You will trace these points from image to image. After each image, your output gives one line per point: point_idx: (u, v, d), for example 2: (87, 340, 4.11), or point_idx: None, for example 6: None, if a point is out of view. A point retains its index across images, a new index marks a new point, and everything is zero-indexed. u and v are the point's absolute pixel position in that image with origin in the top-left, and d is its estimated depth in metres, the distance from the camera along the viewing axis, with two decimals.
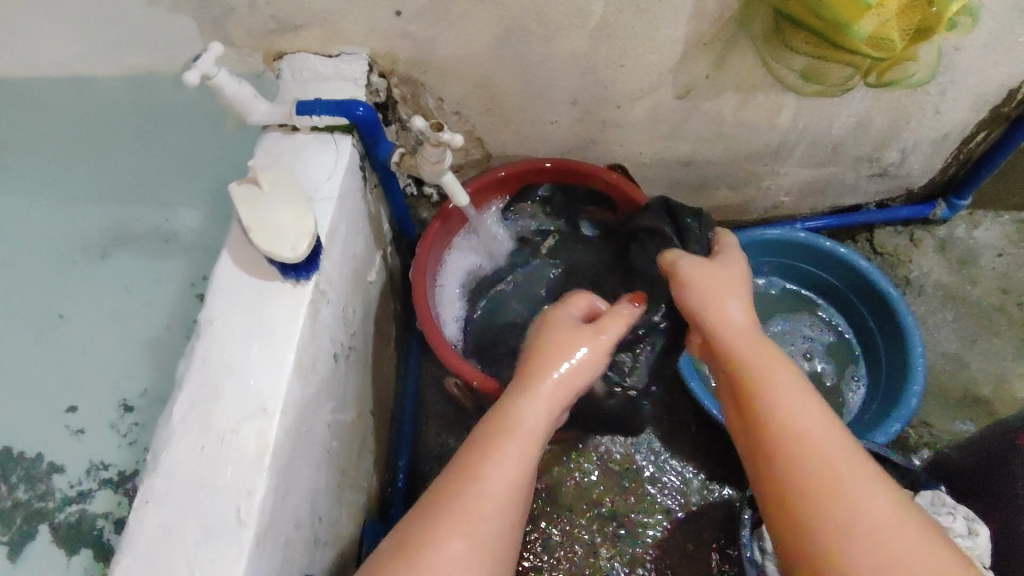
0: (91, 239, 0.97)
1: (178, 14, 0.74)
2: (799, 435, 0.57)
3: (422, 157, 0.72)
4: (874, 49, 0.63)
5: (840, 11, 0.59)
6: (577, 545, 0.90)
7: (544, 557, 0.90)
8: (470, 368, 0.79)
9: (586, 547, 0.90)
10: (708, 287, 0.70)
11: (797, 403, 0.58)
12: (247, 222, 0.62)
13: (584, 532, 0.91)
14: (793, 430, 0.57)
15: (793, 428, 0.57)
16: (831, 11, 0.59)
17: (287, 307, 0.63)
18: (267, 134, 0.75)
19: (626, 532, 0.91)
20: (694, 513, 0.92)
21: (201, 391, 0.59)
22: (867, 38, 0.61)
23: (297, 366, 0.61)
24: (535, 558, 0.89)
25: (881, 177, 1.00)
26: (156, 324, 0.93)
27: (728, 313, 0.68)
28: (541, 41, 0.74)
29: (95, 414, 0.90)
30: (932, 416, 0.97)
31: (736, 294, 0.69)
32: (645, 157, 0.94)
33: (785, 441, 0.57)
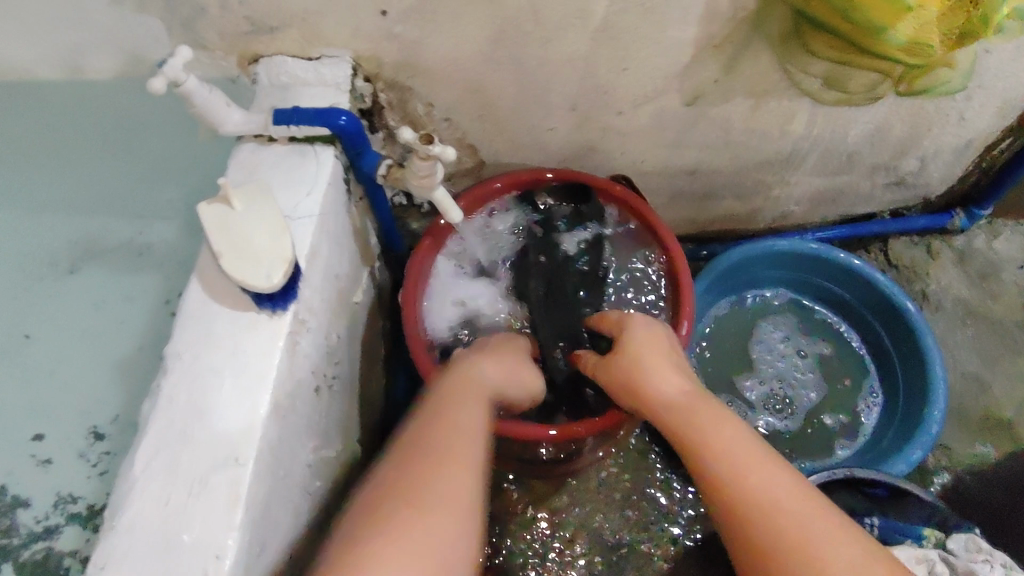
0: (60, 252, 0.91)
1: (142, 15, 0.67)
2: (762, 487, 0.55)
3: (410, 170, 0.66)
4: (906, 53, 0.58)
5: (874, 16, 0.54)
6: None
7: None
8: None
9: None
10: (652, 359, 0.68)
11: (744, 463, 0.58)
12: (217, 247, 0.57)
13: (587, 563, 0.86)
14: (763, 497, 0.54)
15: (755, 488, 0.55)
16: (863, 15, 0.54)
17: (264, 340, 0.57)
18: (242, 144, 0.69)
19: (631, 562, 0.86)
20: (702, 542, 0.87)
21: (167, 437, 0.53)
22: (901, 43, 0.56)
23: (273, 405, 0.55)
24: None
25: (898, 186, 0.95)
26: (128, 344, 0.87)
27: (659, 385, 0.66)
28: (539, 44, 0.68)
29: (64, 442, 0.84)
30: (953, 439, 0.92)
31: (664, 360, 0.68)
32: (648, 166, 0.89)
33: (750, 497, 0.55)
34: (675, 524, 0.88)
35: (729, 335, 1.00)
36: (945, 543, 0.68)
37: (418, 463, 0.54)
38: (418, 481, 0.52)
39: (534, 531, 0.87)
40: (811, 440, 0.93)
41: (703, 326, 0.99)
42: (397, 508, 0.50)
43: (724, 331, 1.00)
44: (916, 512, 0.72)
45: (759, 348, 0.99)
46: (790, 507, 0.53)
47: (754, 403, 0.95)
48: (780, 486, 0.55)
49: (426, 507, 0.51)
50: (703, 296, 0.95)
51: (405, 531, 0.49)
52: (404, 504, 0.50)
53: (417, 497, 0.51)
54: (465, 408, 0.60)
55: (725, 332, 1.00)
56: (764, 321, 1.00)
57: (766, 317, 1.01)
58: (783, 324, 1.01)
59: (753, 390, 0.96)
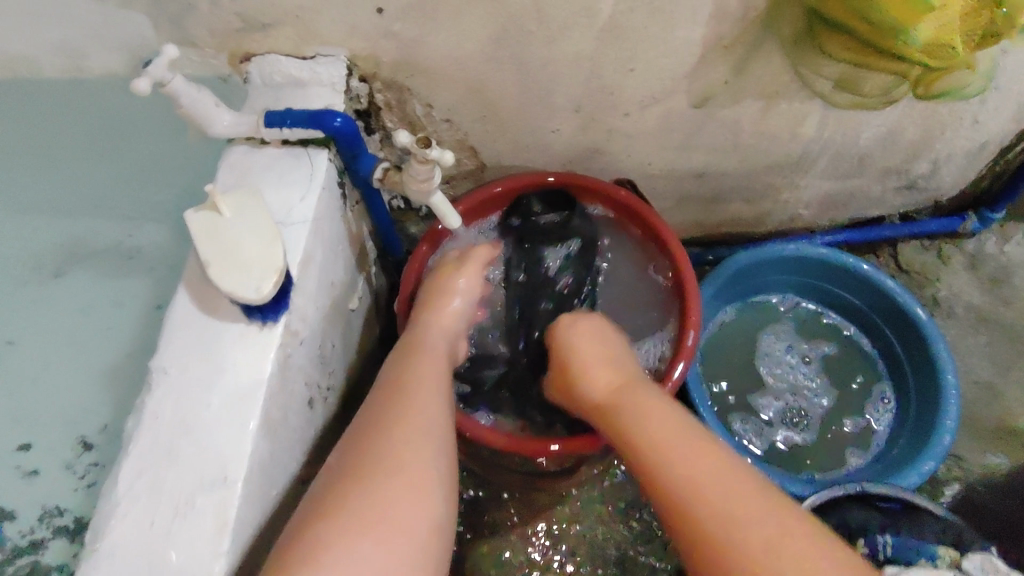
0: (48, 255, 0.88)
1: (129, 11, 0.65)
2: (686, 463, 0.56)
3: (407, 174, 0.63)
4: (930, 56, 0.55)
5: (895, 18, 0.51)
6: None
7: None
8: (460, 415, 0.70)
9: None
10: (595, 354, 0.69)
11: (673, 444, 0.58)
12: (206, 256, 0.54)
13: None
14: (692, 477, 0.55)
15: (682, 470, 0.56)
16: (882, 15, 0.51)
17: (254, 353, 0.55)
18: (233, 146, 0.66)
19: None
20: None
21: (151, 455, 0.50)
22: (924, 45, 0.53)
23: (263, 421, 0.53)
24: None
25: (909, 189, 0.92)
26: (117, 351, 0.84)
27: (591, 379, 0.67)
28: (542, 43, 0.65)
29: (52, 452, 0.82)
30: (964, 449, 0.90)
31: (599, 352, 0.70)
32: (653, 168, 0.86)
33: (676, 477, 0.55)
34: None
35: (735, 346, 0.97)
36: (960, 564, 0.65)
37: (385, 439, 0.54)
38: (388, 456, 0.53)
39: (536, 543, 0.85)
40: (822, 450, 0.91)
41: (709, 332, 0.97)
42: (371, 484, 0.51)
43: (730, 341, 0.97)
44: (930, 528, 0.71)
45: (766, 363, 0.96)
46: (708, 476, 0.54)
47: (764, 418, 0.92)
48: (701, 459, 0.56)
49: (400, 479, 0.51)
50: (709, 302, 0.93)
51: (381, 509, 0.50)
52: (377, 480, 0.51)
53: (387, 470, 0.52)
54: (427, 381, 0.61)
55: (731, 342, 0.97)
56: (773, 329, 0.98)
57: (774, 324, 0.98)
58: (791, 332, 0.98)
59: (764, 404, 0.93)
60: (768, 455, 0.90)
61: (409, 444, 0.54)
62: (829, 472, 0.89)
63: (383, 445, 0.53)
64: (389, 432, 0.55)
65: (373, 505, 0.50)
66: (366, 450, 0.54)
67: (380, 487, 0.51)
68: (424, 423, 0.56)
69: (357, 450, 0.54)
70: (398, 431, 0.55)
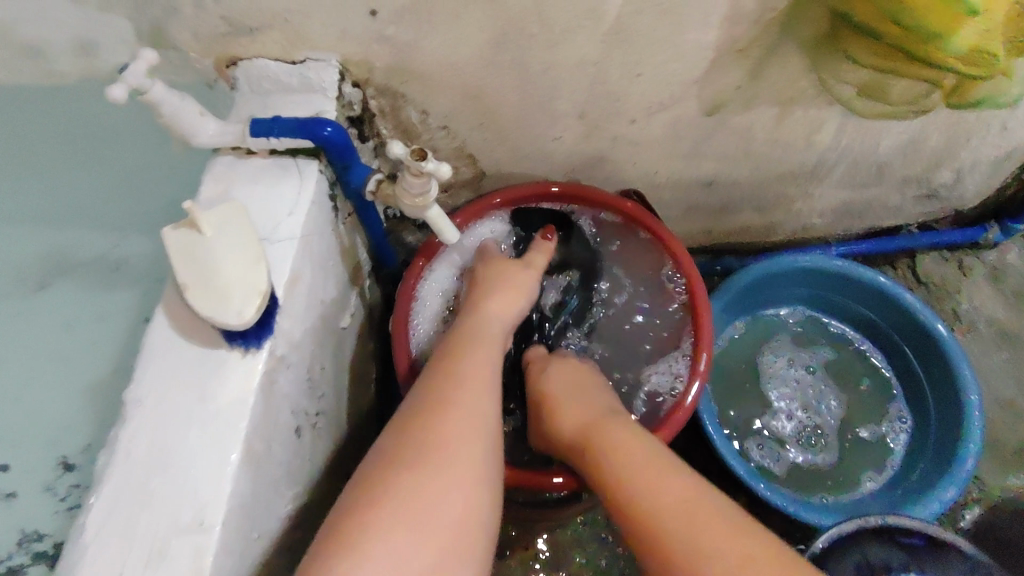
0: (31, 266, 0.85)
1: (106, 13, 0.61)
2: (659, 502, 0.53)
3: (400, 188, 0.59)
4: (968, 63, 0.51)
5: (930, 23, 0.48)
6: None
7: None
8: None
9: None
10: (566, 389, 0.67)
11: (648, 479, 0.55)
12: (184, 279, 0.51)
13: None
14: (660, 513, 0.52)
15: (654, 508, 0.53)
16: (917, 22, 0.48)
17: (235, 382, 0.51)
18: (217, 157, 0.63)
19: None
20: None
21: (124, 496, 0.47)
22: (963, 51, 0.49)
23: (245, 457, 0.49)
24: None
25: (928, 199, 0.88)
26: (101, 368, 0.80)
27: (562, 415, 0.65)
28: (544, 47, 0.61)
29: (30, 475, 0.77)
30: (987, 471, 0.86)
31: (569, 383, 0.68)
32: (661, 177, 0.82)
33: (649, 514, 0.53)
34: None
35: (743, 367, 0.93)
36: None
37: (439, 430, 0.52)
38: (440, 448, 0.51)
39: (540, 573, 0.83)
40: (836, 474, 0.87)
41: (718, 347, 0.93)
42: (420, 475, 0.49)
43: (737, 360, 0.93)
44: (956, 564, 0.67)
45: (775, 386, 0.91)
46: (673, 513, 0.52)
47: (775, 441, 0.88)
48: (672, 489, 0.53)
49: (450, 473, 0.50)
50: (719, 316, 0.89)
51: (427, 501, 0.48)
52: (428, 472, 0.49)
53: (440, 463, 0.50)
54: (479, 371, 0.59)
55: (737, 362, 0.93)
56: (780, 339, 0.94)
57: (783, 335, 0.95)
58: (800, 350, 0.94)
59: (775, 428, 0.89)
60: (784, 479, 0.86)
61: (462, 438, 0.52)
62: (845, 495, 0.85)
63: (436, 437, 0.52)
64: (442, 423, 0.53)
65: (422, 498, 0.48)
66: (414, 437, 0.52)
67: (429, 479, 0.49)
68: (476, 418, 0.54)
69: (404, 436, 0.52)
70: (451, 425, 0.53)
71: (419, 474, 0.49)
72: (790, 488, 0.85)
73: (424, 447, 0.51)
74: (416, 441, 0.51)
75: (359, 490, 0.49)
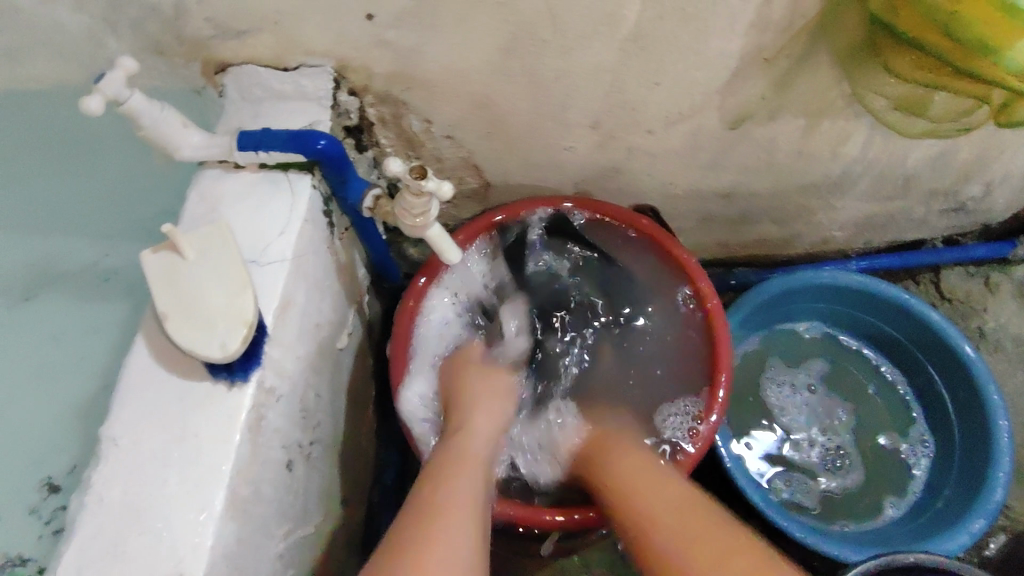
0: (13, 276, 0.80)
1: (84, 14, 0.56)
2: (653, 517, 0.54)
3: (400, 207, 0.55)
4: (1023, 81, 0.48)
5: (988, 32, 0.44)
6: None
7: None
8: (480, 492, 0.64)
9: None
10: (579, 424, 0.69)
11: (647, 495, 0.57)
12: (163, 307, 0.47)
13: None
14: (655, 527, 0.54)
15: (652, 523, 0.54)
16: (974, 32, 0.44)
17: (217, 420, 0.47)
18: (204, 171, 0.59)
19: None
20: None
21: (96, 548, 0.44)
22: (1019, 69, 0.46)
23: (229, 504, 0.46)
24: None
25: (956, 212, 0.84)
26: (89, 385, 0.76)
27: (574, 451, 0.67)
28: (556, 54, 0.57)
29: (10, 498, 0.73)
30: (1015, 499, 0.83)
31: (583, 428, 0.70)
32: (677, 188, 0.78)
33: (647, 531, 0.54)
34: None
35: (753, 395, 0.88)
36: None
37: (449, 487, 0.54)
38: (459, 502, 0.53)
39: None
40: (856, 501, 0.83)
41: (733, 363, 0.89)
42: (443, 531, 0.50)
43: (745, 379, 0.89)
44: None
45: (781, 410, 0.87)
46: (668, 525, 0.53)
47: (796, 469, 0.84)
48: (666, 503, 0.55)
49: (469, 527, 0.51)
50: (736, 331, 0.85)
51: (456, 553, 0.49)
52: (449, 527, 0.50)
53: (462, 518, 0.51)
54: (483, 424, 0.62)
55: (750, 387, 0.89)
56: (793, 356, 0.90)
57: (796, 351, 0.90)
58: (816, 375, 0.90)
59: (796, 456, 0.85)
60: (815, 511, 0.82)
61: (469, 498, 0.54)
62: (866, 524, 0.81)
63: (446, 493, 0.53)
64: (452, 480, 0.55)
65: (449, 552, 0.48)
66: (425, 501, 0.53)
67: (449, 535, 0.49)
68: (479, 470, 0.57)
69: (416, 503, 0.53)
70: (462, 482, 0.55)
71: (438, 530, 0.50)
72: (818, 519, 0.82)
73: (441, 505, 0.52)
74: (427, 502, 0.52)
75: (382, 554, 0.49)
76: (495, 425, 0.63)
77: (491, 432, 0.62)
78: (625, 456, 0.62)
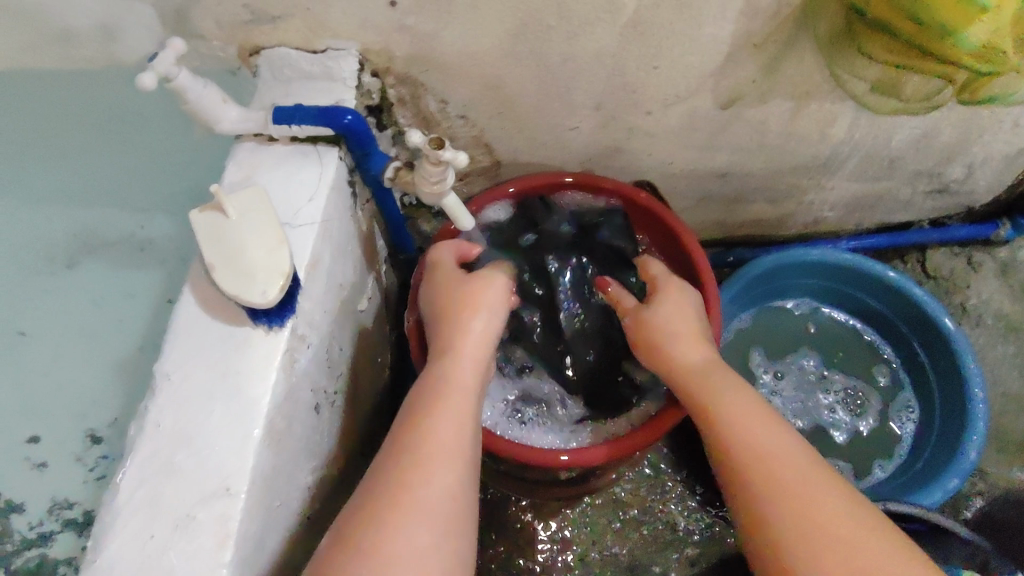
0: (59, 246, 0.87)
1: (134, 2, 0.62)
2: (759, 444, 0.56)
3: (420, 176, 0.61)
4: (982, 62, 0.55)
5: (946, 17, 0.52)
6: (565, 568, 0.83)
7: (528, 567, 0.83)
8: (498, 438, 0.67)
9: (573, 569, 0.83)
10: (655, 331, 0.67)
11: (749, 416, 0.58)
12: (211, 259, 0.53)
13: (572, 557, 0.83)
14: (753, 450, 0.56)
15: (757, 446, 0.56)
16: (933, 17, 0.52)
17: (257, 359, 0.53)
18: (241, 143, 0.65)
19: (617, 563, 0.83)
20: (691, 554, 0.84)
21: (152, 467, 0.50)
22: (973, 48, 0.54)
23: (267, 432, 0.52)
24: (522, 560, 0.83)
25: (940, 193, 0.89)
26: (130, 344, 0.83)
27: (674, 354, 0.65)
28: (562, 39, 0.63)
29: (60, 445, 0.80)
30: (991, 462, 0.88)
31: (685, 302, 0.68)
32: (675, 168, 0.83)
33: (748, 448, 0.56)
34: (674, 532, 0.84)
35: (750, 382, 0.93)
36: None
37: (427, 426, 0.54)
38: (433, 445, 0.53)
39: (545, 548, 0.84)
40: (848, 464, 0.88)
41: (725, 339, 0.94)
42: (422, 477, 0.51)
43: (739, 353, 0.94)
44: (957, 551, 0.73)
45: (773, 383, 0.93)
46: (783, 457, 0.55)
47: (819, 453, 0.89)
48: (780, 443, 0.56)
49: (443, 465, 0.52)
50: (728, 307, 0.90)
51: (429, 500, 0.50)
52: (425, 472, 0.51)
53: (437, 458, 0.52)
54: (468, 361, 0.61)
55: (741, 362, 0.94)
56: (781, 333, 0.96)
57: (785, 328, 0.96)
58: (808, 349, 0.95)
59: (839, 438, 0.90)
60: None
61: (445, 440, 0.54)
62: (858, 482, 0.87)
63: (422, 434, 0.54)
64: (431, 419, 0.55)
65: (425, 494, 0.50)
66: (407, 431, 0.54)
67: (421, 475, 0.51)
68: (455, 427, 0.55)
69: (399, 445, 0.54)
70: (441, 420, 0.55)
71: (416, 473, 0.51)
72: None
73: (416, 443, 0.53)
74: (408, 436, 0.54)
75: (371, 489, 0.51)
76: (481, 349, 0.62)
77: (481, 355, 0.62)
78: (728, 389, 0.60)
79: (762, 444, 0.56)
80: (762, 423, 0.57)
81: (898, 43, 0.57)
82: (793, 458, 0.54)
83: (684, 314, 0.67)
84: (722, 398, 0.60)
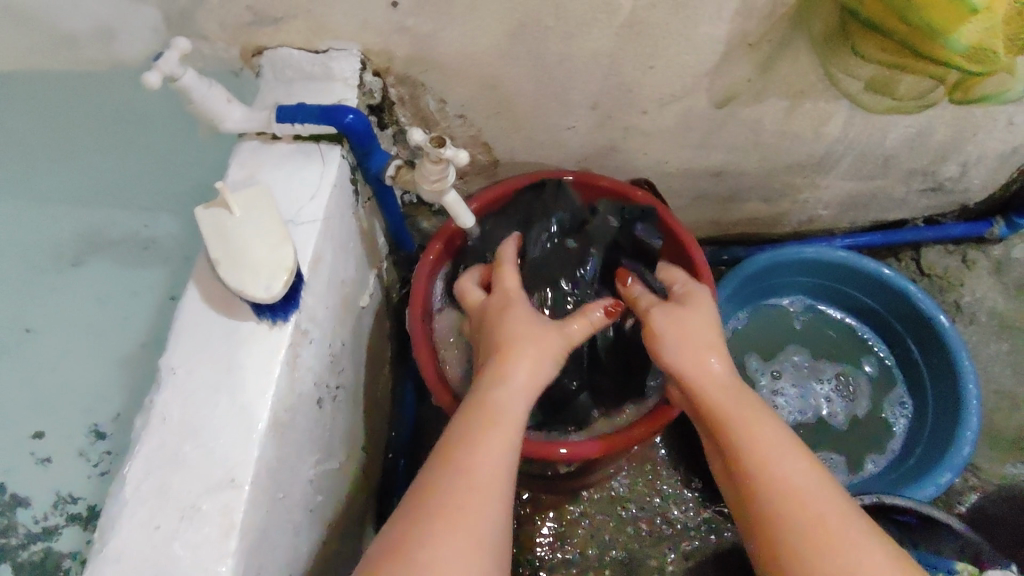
0: (63, 244, 0.88)
1: (139, 4, 0.63)
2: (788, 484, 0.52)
3: (420, 174, 0.62)
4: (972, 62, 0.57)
5: (936, 19, 0.53)
6: (562, 562, 0.84)
7: (526, 559, 0.84)
8: None
9: (571, 563, 0.84)
10: (677, 338, 0.61)
11: (778, 452, 0.54)
12: (216, 255, 0.54)
13: (569, 551, 0.85)
14: (782, 489, 0.52)
15: (787, 486, 0.52)
16: (923, 18, 0.53)
17: (261, 353, 0.54)
18: (244, 142, 0.66)
19: (614, 556, 0.84)
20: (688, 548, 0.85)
21: (158, 458, 0.51)
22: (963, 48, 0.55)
23: (271, 424, 0.53)
24: (520, 553, 0.84)
25: (934, 191, 0.90)
26: (133, 341, 0.84)
27: (699, 369, 0.60)
28: (560, 39, 0.64)
29: (64, 440, 0.81)
30: (985, 457, 0.89)
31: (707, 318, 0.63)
32: (671, 166, 0.84)
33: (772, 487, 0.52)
34: (671, 526, 0.86)
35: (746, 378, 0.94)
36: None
37: (475, 451, 0.53)
38: (479, 474, 0.52)
39: (542, 543, 0.85)
40: (843, 458, 0.89)
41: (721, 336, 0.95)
42: (469, 507, 0.50)
43: (735, 350, 0.95)
44: (948, 542, 0.73)
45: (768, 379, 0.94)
46: (811, 501, 0.51)
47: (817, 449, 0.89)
48: (809, 484, 0.52)
49: (489, 498, 0.51)
50: (724, 304, 0.91)
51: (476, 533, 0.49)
52: (471, 502, 0.50)
53: (484, 489, 0.51)
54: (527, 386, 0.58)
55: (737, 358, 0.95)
56: (776, 330, 0.97)
57: (781, 325, 0.97)
58: (798, 345, 0.96)
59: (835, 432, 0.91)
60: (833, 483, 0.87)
61: (490, 469, 0.53)
62: (852, 477, 0.88)
63: (470, 460, 0.53)
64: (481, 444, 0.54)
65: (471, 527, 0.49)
66: (452, 458, 0.53)
67: (466, 504, 0.50)
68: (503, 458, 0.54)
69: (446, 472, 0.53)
70: (487, 449, 0.54)
71: (463, 501, 0.50)
72: None
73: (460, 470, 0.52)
74: (454, 463, 0.53)
75: (414, 514, 0.50)
76: (541, 373, 0.60)
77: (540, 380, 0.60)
78: (755, 422, 0.56)
79: (791, 484, 0.52)
80: (792, 463, 0.53)
81: (891, 43, 0.58)
82: (823, 503, 0.51)
83: (706, 325, 0.62)
84: (751, 430, 0.55)
